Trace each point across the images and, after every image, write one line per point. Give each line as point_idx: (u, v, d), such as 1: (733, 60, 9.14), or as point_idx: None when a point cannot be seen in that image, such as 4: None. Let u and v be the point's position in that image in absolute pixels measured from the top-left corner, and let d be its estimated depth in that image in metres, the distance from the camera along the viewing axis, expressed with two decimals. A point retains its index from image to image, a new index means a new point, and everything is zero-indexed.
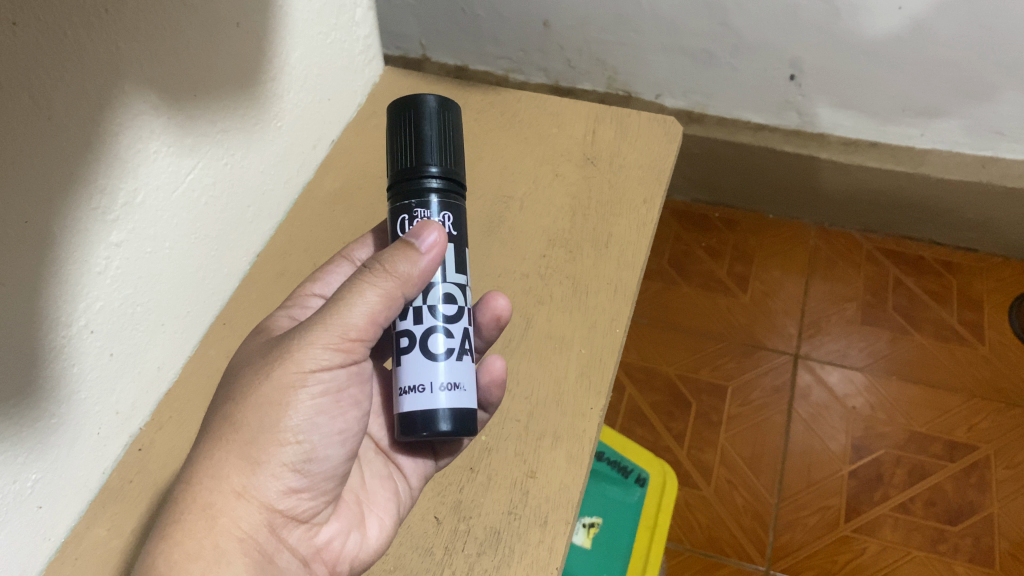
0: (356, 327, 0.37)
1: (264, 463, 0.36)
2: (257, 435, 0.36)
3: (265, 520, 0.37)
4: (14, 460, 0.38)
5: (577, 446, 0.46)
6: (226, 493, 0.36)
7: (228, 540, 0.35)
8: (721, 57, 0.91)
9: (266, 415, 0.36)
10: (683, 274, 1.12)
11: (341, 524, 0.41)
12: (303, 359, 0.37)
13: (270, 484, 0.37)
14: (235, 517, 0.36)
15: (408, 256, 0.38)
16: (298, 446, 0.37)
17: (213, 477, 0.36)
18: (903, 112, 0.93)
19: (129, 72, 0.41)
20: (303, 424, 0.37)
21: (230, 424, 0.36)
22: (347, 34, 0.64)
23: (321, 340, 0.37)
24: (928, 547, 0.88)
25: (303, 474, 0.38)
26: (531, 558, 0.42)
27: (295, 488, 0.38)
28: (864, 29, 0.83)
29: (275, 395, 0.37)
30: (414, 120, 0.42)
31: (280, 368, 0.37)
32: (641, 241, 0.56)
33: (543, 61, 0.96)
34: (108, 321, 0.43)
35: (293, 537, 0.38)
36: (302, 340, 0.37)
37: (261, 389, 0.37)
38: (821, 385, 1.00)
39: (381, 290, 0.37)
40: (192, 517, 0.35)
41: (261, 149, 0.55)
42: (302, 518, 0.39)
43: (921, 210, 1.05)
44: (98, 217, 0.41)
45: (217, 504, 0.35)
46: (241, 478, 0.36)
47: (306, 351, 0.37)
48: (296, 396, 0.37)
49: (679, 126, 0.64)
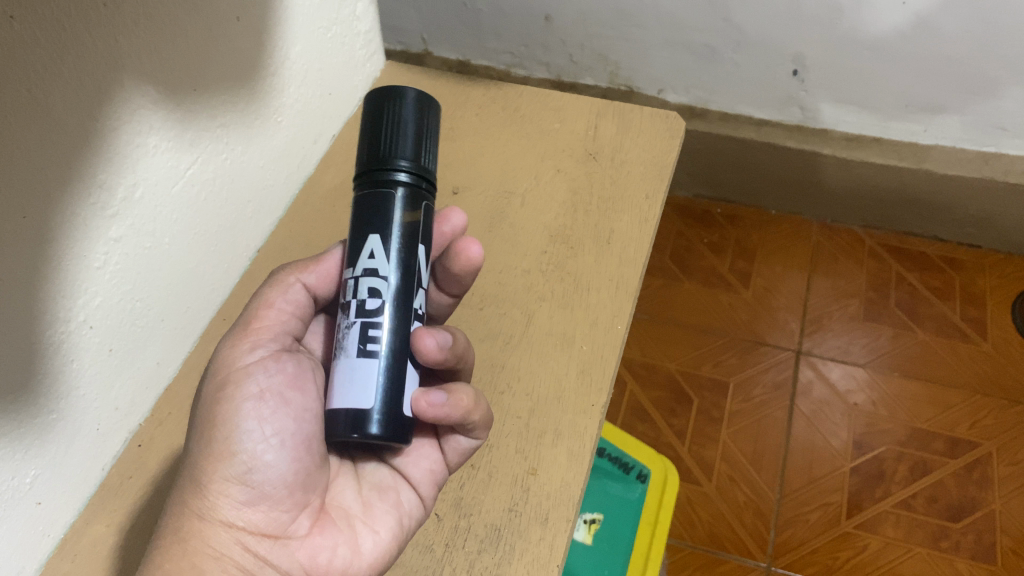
0: (268, 322, 0.41)
1: (207, 482, 0.37)
2: (196, 458, 0.37)
3: (236, 538, 0.37)
4: (13, 455, 0.38)
5: (578, 443, 0.46)
6: (190, 516, 0.37)
7: (204, 559, 0.36)
8: (723, 52, 0.90)
9: (201, 435, 0.38)
10: (684, 270, 1.11)
11: (329, 538, 0.39)
12: (219, 368, 0.39)
13: (223, 503, 0.37)
14: (200, 538, 0.37)
15: (304, 261, 0.43)
16: (240, 458, 0.37)
17: (179, 504, 0.37)
18: (906, 108, 0.93)
19: (129, 66, 0.41)
20: (231, 436, 0.37)
21: (186, 453, 0.38)
22: (347, 28, 0.64)
23: (230, 344, 0.40)
24: (929, 543, 0.88)
25: (254, 486, 0.37)
26: (531, 556, 0.42)
27: (249, 500, 0.37)
28: (867, 24, 0.82)
29: (207, 414, 0.38)
30: (392, 109, 0.40)
31: (208, 385, 0.39)
32: (643, 237, 0.56)
33: (544, 56, 0.96)
34: (106, 317, 0.43)
35: (271, 552, 0.38)
36: (219, 355, 0.40)
37: (194, 412, 0.39)
38: (823, 381, 0.99)
39: (274, 285, 0.42)
40: (168, 543, 0.37)
41: (261, 145, 0.55)
42: (274, 531, 0.38)
43: (924, 206, 1.05)
44: (97, 212, 0.41)
45: (185, 528, 0.37)
46: (196, 500, 0.37)
47: (221, 360, 0.40)
48: (218, 411, 0.38)
49: (681, 122, 0.64)
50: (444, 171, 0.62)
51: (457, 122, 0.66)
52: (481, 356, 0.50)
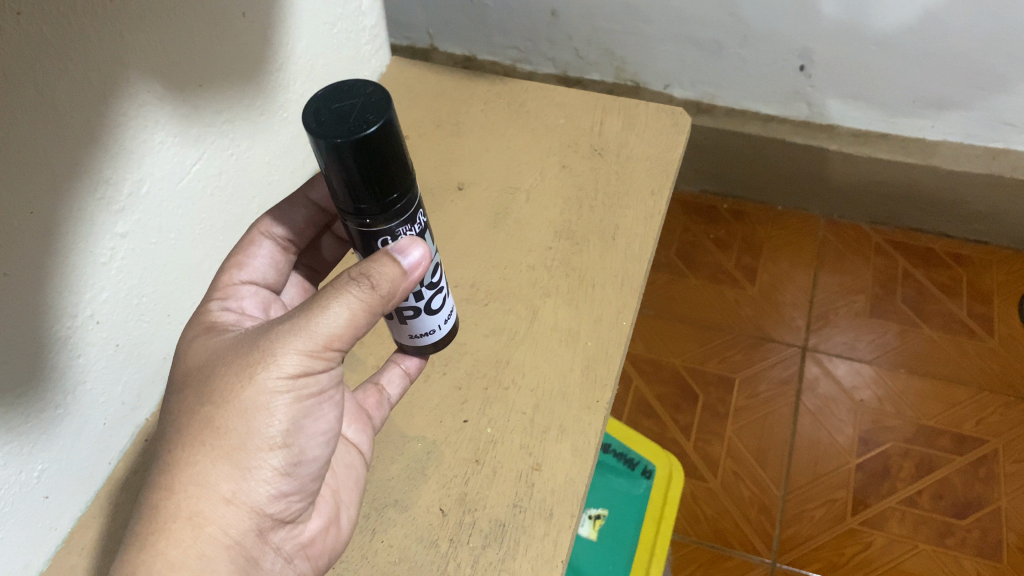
0: (334, 336, 0.35)
1: (252, 469, 0.34)
2: (243, 441, 0.34)
3: (255, 524, 0.35)
4: (20, 450, 0.38)
5: (583, 439, 0.45)
6: (214, 499, 0.33)
7: (214, 546, 0.33)
8: (730, 47, 0.90)
9: (251, 420, 0.34)
10: (690, 266, 1.11)
11: (322, 520, 0.39)
12: (283, 366, 0.35)
13: (261, 489, 0.35)
14: (222, 525, 0.33)
15: (393, 271, 0.35)
16: (280, 448, 0.35)
17: (199, 484, 0.33)
18: (914, 104, 0.92)
19: (135, 62, 0.41)
20: (287, 430, 0.35)
21: (211, 429, 0.34)
22: (353, 24, 0.64)
23: (300, 347, 0.34)
24: (935, 540, 0.87)
25: (291, 478, 0.36)
26: (535, 551, 0.41)
27: (283, 492, 0.36)
28: (874, 19, 0.82)
29: (260, 401, 0.34)
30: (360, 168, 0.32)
31: (261, 374, 0.34)
32: (648, 232, 0.56)
33: (550, 51, 0.96)
34: (113, 313, 0.43)
35: (278, 538, 0.37)
36: (279, 346, 0.35)
37: (243, 394, 0.34)
38: (829, 377, 0.99)
39: (359, 297, 0.35)
40: (178, 526, 0.33)
41: (267, 140, 0.55)
42: (289, 520, 0.37)
43: (932, 202, 1.05)
44: (104, 207, 0.41)
45: (206, 512, 0.33)
46: (230, 484, 0.34)
47: (284, 357, 0.34)
48: (280, 403, 0.35)
49: (688, 118, 0.63)
50: (451, 167, 0.62)
51: (463, 119, 0.66)
52: (487, 352, 0.50)
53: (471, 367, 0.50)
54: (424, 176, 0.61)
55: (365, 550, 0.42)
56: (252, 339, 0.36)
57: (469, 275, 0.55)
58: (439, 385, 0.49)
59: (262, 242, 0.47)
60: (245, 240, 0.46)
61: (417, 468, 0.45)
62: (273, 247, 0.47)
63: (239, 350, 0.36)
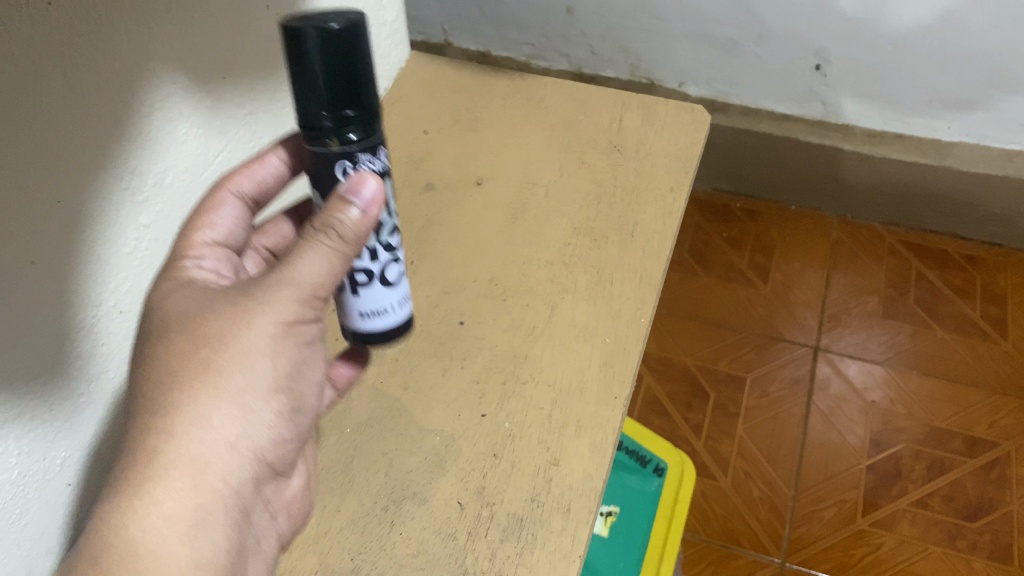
0: (315, 281, 0.35)
1: (252, 410, 0.35)
2: (245, 382, 0.35)
3: (250, 474, 0.36)
4: (44, 437, 0.39)
5: (600, 435, 0.45)
6: (217, 445, 0.35)
7: (211, 495, 0.34)
8: (746, 46, 0.94)
9: (247, 363, 0.35)
10: (703, 264, 1.12)
11: (302, 481, 0.41)
12: (271, 315, 0.35)
13: (258, 431, 0.36)
14: (223, 472, 0.35)
15: (351, 212, 0.35)
16: (273, 395, 0.36)
17: (202, 425, 0.34)
18: (931, 104, 0.94)
19: (161, 53, 0.41)
20: (283, 372, 0.36)
21: (214, 371, 0.35)
22: (374, 19, 0.64)
23: (287, 295, 0.35)
24: (946, 542, 0.87)
25: (286, 424, 0.38)
26: (553, 546, 0.41)
27: (280, 437, 0.37)
28: (892, 19, 0.85)
29: (257, 343, 0.35)
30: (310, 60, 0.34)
31: (256, 319, 0.35)
32: (667, 229, 0.56)
33: (565, 47, 1.01)
34: (136, 303, 0.43)
35: (266, 492, 0.38)
36: (266, 294, 0.35)
37: (240, 337, 0.35)
38: (840, 377, 0.99)
39: (330, 244, 0.35)
40: (180, 471, 0.34)
41: (288, 134, 0.55)
42: (278, 472, 0.39)
43: (945, 203, 1.05)
44: (129, 198, 0.41)
45: (206, 457, 0.34)
46: (233, 426, 0.35)
47: (270, 307, 0.35)
48: (277, 341, 0.36)
49: (707, 115, 0.64)
50: (469, 163, 0.62)
51: (482, 114, 0.66)
52: (505, 347, 0.50)
53: (489, 362, 0.49)
54: (443, 170, 0.61)
55: (383, 542, 0.42)
56: (235, 291, 0.37)
57: (487, 270, 0.55)
58: (456, 379, 0.49)
59: (229, 201, 0.46)
60: (209, 199, 0.45)
61: (435, 462, 0.45)
62: (240, 204, 0.46)
63: (223, 299, 0.37)
